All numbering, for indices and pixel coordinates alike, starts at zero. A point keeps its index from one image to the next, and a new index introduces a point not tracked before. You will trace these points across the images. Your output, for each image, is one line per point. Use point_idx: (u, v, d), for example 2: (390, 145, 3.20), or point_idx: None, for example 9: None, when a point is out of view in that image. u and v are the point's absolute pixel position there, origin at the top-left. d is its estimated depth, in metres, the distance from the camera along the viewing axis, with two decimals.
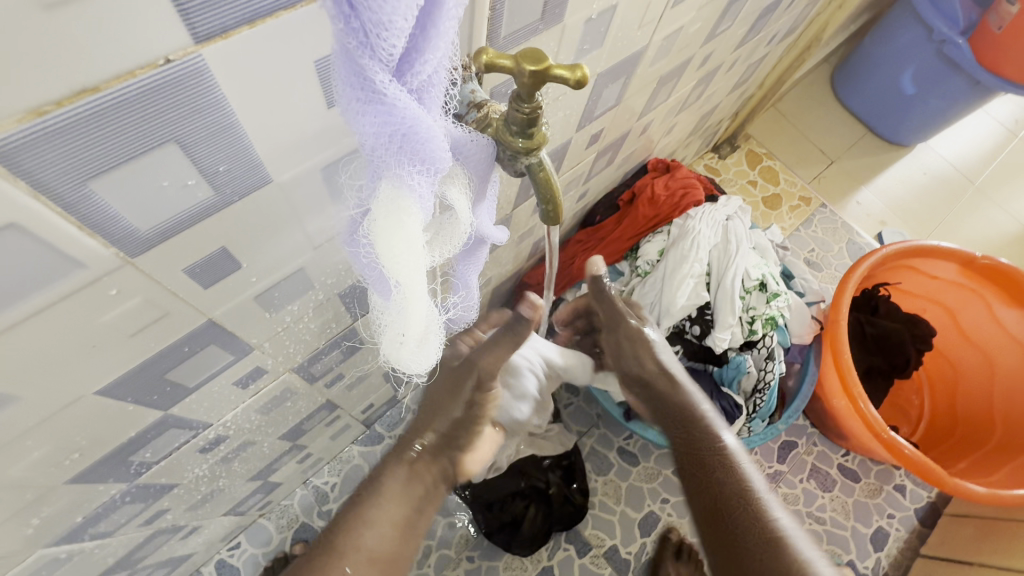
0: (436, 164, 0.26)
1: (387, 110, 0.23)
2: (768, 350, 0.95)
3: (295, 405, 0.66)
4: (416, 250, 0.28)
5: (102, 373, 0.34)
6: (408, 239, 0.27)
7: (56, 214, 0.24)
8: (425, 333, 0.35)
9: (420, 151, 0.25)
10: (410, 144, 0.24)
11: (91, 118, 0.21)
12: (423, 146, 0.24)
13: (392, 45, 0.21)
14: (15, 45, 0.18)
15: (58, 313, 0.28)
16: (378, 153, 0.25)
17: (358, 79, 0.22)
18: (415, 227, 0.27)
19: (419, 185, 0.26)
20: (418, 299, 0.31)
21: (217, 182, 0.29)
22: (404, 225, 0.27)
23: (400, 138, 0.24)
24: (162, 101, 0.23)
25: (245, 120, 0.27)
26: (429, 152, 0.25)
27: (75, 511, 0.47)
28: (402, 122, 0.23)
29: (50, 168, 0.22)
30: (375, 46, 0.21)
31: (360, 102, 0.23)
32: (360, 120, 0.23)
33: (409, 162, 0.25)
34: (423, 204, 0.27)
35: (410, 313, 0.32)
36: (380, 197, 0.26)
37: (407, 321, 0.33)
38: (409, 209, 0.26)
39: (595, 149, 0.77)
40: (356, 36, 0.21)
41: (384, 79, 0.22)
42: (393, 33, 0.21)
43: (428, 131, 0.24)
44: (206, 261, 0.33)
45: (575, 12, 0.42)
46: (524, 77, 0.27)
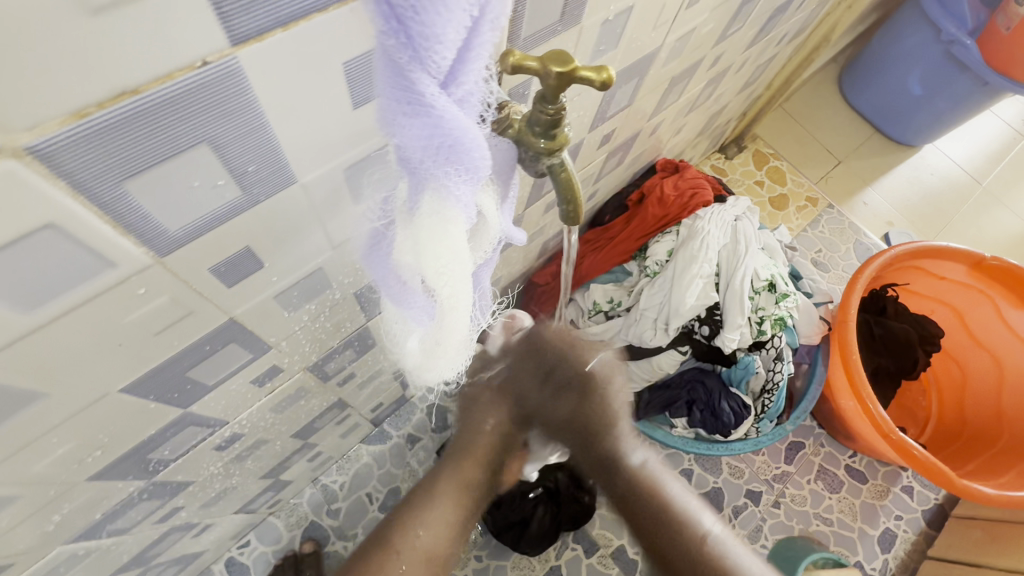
0: (479, 172, 0.26)
1: (434, 122, 0.23)
2: (776, 351, 0.97)
3: (307, 404, 0.66)
4: (460, 259, 0.29)
5: (127, 371, 0.35)
6: (453, 249, 0.28)
7: (92, 214, 0.24)
8: (464, 339, 0.37)
9: (465, 161, 0.25)
10: (456, 154, 0.25)
11: (129, 120, 0.22)
12: (468, 156, 0.25)
13: (441, 57, 0.21)
14: (57, 47, 0.18)
15: (89, 311, 0.28)
16: (424, 164, 0.25)
17: (406, 92, 0.22)
18: (459, 236, 0.28)
19: (463, 195, 0.27)
20: (462, 307, 0.32)
21: (245, 182, 0.29)
22: (448, 235, 0.27)
23: (446, 148, 0.24)
24: (197, 103, 0.23)
25: (275, 120, 0.27)
26: (474, 162, 0.25)
27: (94, 508, 0.47)
28: (449, 133, 0.24)
29: (88, 168, 0.22)
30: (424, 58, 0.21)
31: (407, 113, 0.23)
32: (406, 131, 0.23)
33: (454, 172, 0.25)
34: (466, 213, 0.28)
35: (452, 323, 0.33)
36: (425, 208, 0.27)
37: (449, 330, 0.34)
38: (453, 219, 0.27)
39: (606, 149, 0.77)
40: (406, 49, 0.21)
41: (432, 89, 0.22)
42: (442, 45, 0.21)
43: (474, 141, 0.25)
44: (230, 261, 0.33)
45: (592, 14, 0.42)
46: (550, 79, 0.28)
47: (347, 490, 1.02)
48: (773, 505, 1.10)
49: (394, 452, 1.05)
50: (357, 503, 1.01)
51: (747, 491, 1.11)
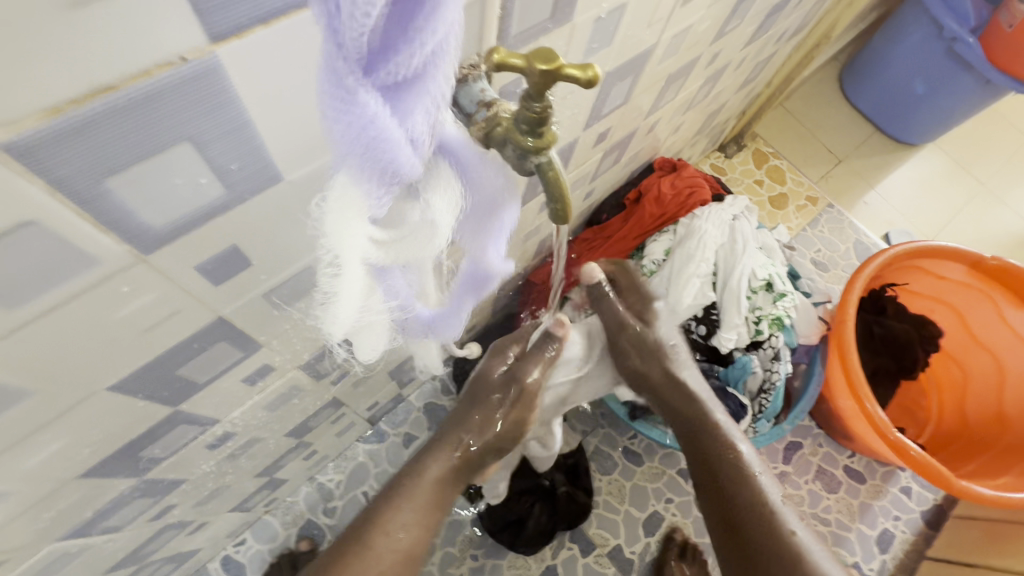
0: (398, 167, 0.26)
1: (355, 113, 0.23)
2: (774, 350, 0.96)
3: (301, 402, 0.66)
4: (354, 240, 0.29)
5: (115, 368, 0.35)
6: (348, 227, 0.28)
7: (73, 212, 0.24)
8: (360, 320, 0.36)
9: (385, 154, 0.25)
10: (378, 149, 0.24)
11: (107, 116, 0.22)
12: (383, 148, 0.24)
13: (356, 40, 0.21)
14: (26, 43, 0.18)
15: (72, 310, 0.28)
16: (347, 152, 0.25)
17: (330, 73, 0.22)
18: (360, 220, 0.28)
19: (373, 185, 0.26)
20: (351, 284, 0.31)
21: (230, 179, 0.29)
22: (348, 216, 0.28)
23: (369, 142, 0.24)
24: (176, 99, 0.23)
25: (259, 118, 0.27)
26: (390, 155, 0.25)
27: (86, 506, 0.47)
28: (370, 126, 0.23)
29: (66, 164, 0.22)
30: (342, 38, 0.21)
31: (330, 93, 0.23)
32: (333, 119, 0.23)
33: (369, 160, 0.25)
34: (375, 203, 0.28)
35: (339, 301, 0.33)
36: (336, 184, 0.27)
37: (337, 307, 0.33)
38: (354, 202, 0.27)
39: (602, 148, 0.77)
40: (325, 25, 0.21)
41: (349, 73, 0.22)
42: (356, 26, 0.20)
43: (393, 136, 0.24)
44: (217, 258, 0.33)
45: (584, 11, 0.42)
46: (535, 76, 0.27)
47: (343, 488, 1.02)
48: None
49: (390, 450, 1.05)
50: (353, 501, 1.01)
51: None
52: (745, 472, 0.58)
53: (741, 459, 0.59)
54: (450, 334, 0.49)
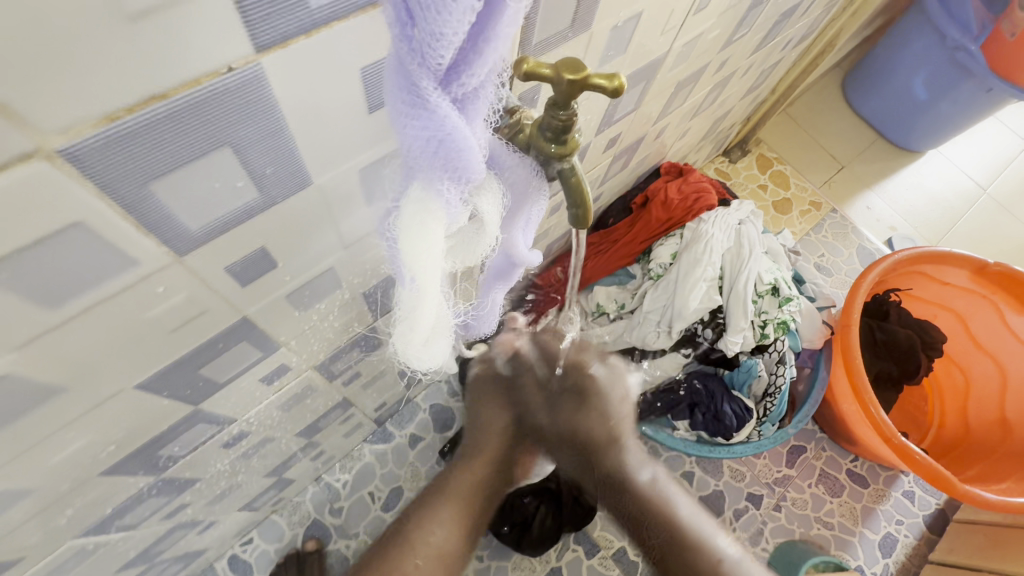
0: (469, 173, 0.26)
1: (430, 118, 0.24)
2: (779, 354, 0.97)
3: (313, 402, 0.67)
4: (437, 255, 0.29)
5: (143, 366, 0.35)
6: (432, 244, 0.29)
7: (118, 215, 0.25)
8: (432, 332, 0.36)
9: (456, 158, 0.25)
10: (448, 153, 0.25)
11: (156, 123, 0.22)
12: (459, 159, 0.25)
13: (440, 57, 0.22)
14: (87, 54, 0.19)
15: (108, 309, 0.29)
16: (418, 157, 0.26)
17: (407, 87, 0.23)
18: (439, 233, 0.29)
19: (449, 195, 0.27)
20: (431, 296, 0.32)
21: (264, 183, 0.29)
22: (428, 230, 0.28)
23: (439, 144, 0.25)
24: (221, 105, 0.24)
25: (295, 124, 0.28)
26: (464, 165, 0.26)
27: (105, 503, 0.48)
28: (443, 129, 0.24)
29: (115, 171, 0.23)
30: (423, 55, 0.22)
31: (406, 106, 0.24)
32: (406, 125, 0.24)
33: (442, 170, 0.26)
34: (448, 210, 0.28)
35: (420, 311, 0.32)
36: (410, 198, 0.28)
37: (417, 318, 0.33)
38: (434, 215, 0.28)
39: (612, 153, 0.78)
40: (406, 42, 0.22)
41: (429, 88, 0.23)
42: (442, 45, 0.21)
43: (465, 142, 0.25)
44: (245, 260, 0.34)
45: (602, 20, 0.43)
46: (562, 85, 0.28)
47: (349, 489, 1.02)
48: (774, 509, 1.11)
49: (396, 451, 1.06)
50: (359, 502, 1.02)
51: (747, 494, 1.12)
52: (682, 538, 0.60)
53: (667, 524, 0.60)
54: (481, 329, 0.52)
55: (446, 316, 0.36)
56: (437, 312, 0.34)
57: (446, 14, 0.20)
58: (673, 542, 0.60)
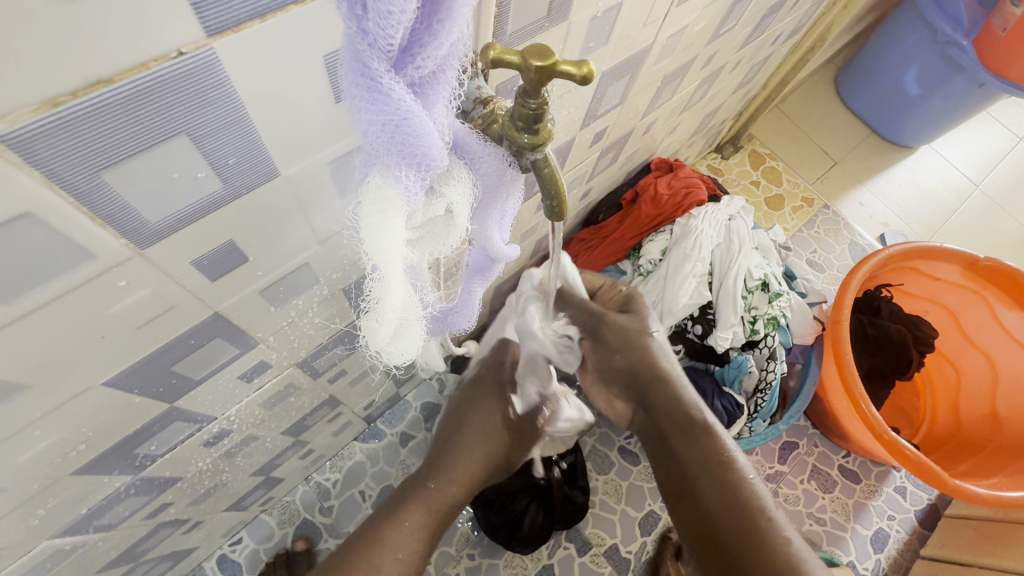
0: (429, 159, 0.26)
1: (385, 102, 0.23)
2: (769, 350, 0.95)
3: (298, 400, 0.66)
4: (398, 245, 0.28)
5: (109, 364, 0.35)
6: (392, 232, 0.28)
7: (69, 205, 0.24)
8: (403, 325, 0.35)
9: (414, 144, 0.25)
10: (406, 138, 0.25)
11: (103, 109, 0.22)
12: (416, 144, 0.25)
13: (390, 37, 0.21)
14: (16, 33, 0.18)
15: (67, 304, 0.28)
16: (376, 144, 0.25)
17: (360, 72, 0.23)
18: (400, 222, 0.28)
19: (409, 181, 0.27)
20: (397, 287, 0.31)
21: (227, 174, 0.29)
22: (388, 219, 0.27)
23: (396, 129, 0.24)
24: (173, 93, 0.23)
25: (256, 113, 0.27)
26: (423, 150, 0.25)
27: (80, 503, 0.47)
28: (399, 113, 0.24)
29: (63, 160, 0.22)
30: (373, 36, 0.21)
31: (360, 91, 0.23)
32: (361, 111, 0.24)
33: (400, 156, 0.25)
34: (410, 199, 0.27)
35: (386, 303, 0.32)
36: (369, 186, 0.27)
37: (384, 311, 0.32)
38: (394, 202, 0.27)
39: (599, 148, 0.77)
40: (356, 23, 0.21)
41: (381, 70, 0.22)
42: (391, 24, 0.21)
43: (422, 126, 0.24)
44: (214, 254, 0.33)
45: (580, 10, 0.42)
46: (530, 73, 0.28)
47: (339, 488, 1.02)
48: None
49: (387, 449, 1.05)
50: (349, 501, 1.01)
51: None
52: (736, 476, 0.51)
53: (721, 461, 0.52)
54: (460, 325, 0.51)
55: (415, 310, 0.35)
56: (404, 303, 0.33)
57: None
58: (718, 481, 0.51)
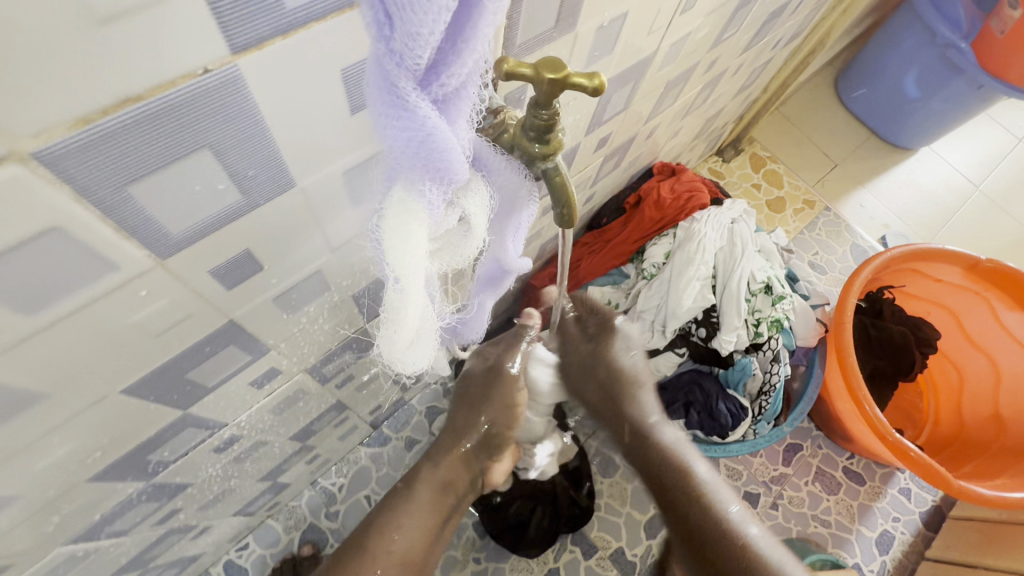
0: (451, 173, 0.26)
1: (410, 119, 0.24)
2: (773, 353, 0.96)
3: (306, 405, 0.67)
4: (421, 256, 0.29)
5: (126, 372, 0.35)
6: (415, 244, 0.29)
7: (96, 218, 0.24)
8: (420, 333, 0.36)
9: (436, 159, 0.26)
10: (429, 153, 0.25)
11: (131, 126, 0.22)
12: (439, 159, 0.26)
13: (416, 56, 0.22)
14: (53, 56, 0.19)
15: (90, 314, 0.29)
16: (400, 159, 0.26)
17: (387, 90, 0.23)
18: (422, 234, 0.29)
19: (431, 196, 0.27)
20: (417, 298, 0.31)
21: (246, 186, 0.29)
22: (411, 231, 0.28)
23: (420, 146, 0.25)
24: (197, 109, 0.24)
25: (276, 127, 0.28)
26: (445, 165, 0.26)
27: (94, 509, 0.48)
28: (423, 130, 0.24)
29: (91, 174, 0.23)
30: (401, 56, 0.22)
31: (386, 107, 0.24)
32: (386, 127, 0.24)
33: (424, 171, 0.26)
34: (432, 211, 0.28)
35: (407, 313, 0.32)
36: (392, 200, 0.28)
37: (404, 320, 0.33)
38: (416, 215, 0.28)
39: (602, 153, 0.78)
40: (384, 43, 0.22)
41: (408, 88, 0.23)
42: (418, 44, 0.21)
43: (445, 142, 0.25)
44: (230, 263, 0.34)
45: (587, 19, 0.43)
46: (543, 84, 0.28)
47: (344, 493, 1.02)
48: (771, 507, 1.11)
49: (392, 453, 1.06)
50: (355, 505, 1.02)
51: (744, 493, 1.12)
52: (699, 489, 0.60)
53: (692, 477, 0.61)
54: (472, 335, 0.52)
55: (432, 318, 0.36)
56: (422, 314, 0.34)
57: (421, 12, 0.20)
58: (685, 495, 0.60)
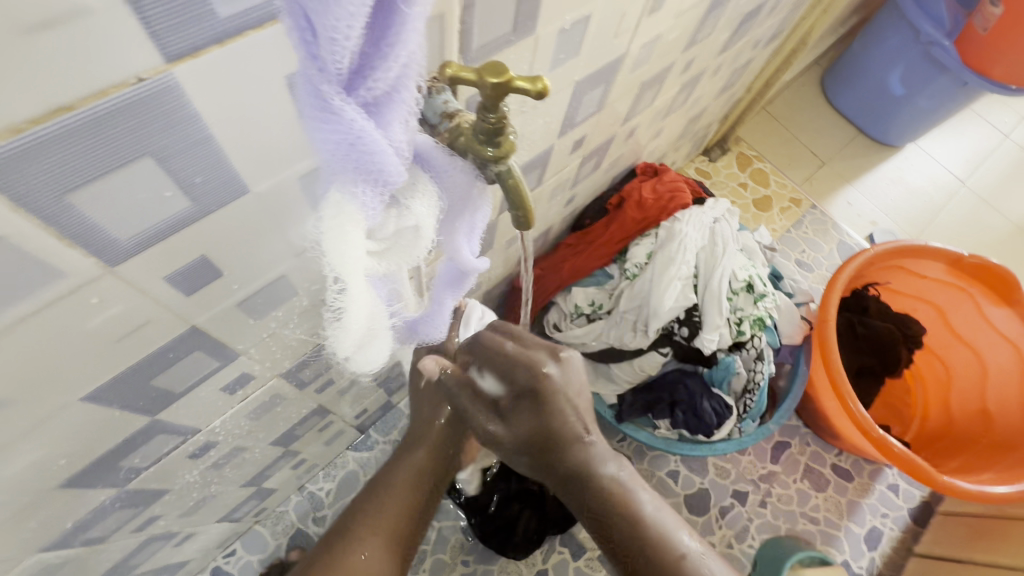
0: (385, 176, 0.27)
1: (337, 122, 0.24)
2: (757, 351, 0.97)
3: (286, 410, 0.67)
4: (356, 257, 0.29)
5: (85, 378, 0.35)
6: (351, 244, 0.29)
7: (36, 226, 0.25)
8: (367, 333, 0.35)
9: (369, 162, 0.26)
10: (361, 156, 0.25)
11: (63, 135, 0.22)
12: (371, 162, 0.26)
13: (339, 61, 0.22)
14: None
15: (40, 322, 0.29)
16: (333, 162, 0.26)
17: (313, 95, 0.24)
18: (358, 236, 0.29)
19: (366, 197, 0.28)
20: (358, 297, 0.31)
21: (195, 193, 0.30)
22: (347, 231, 0.28)
23: (351, 148, 0.25)
24: (134, 116, 0.24)
25: (220, 135, 0.28)
26: (378, 167, 0.26)
27: (66, 517, 0.48)
28: (351, 132, 0.24)
29: (27, 183, 0.23)
30: (323, 61, 0.22)
31: (315, 112, 0.24)
32: (317, 131, 0.25)
33: (357, 173, 0.26)
34: (368, 213, 0.28)
35: (349, 311, 0.32)
36: (329, 201, 0.28)
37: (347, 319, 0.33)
38: (352, 217, 0.28)
39: (580, 154, 0.78)
40: (306, 48, 0.22)
41: (333, 92, 0.23)
42: (337, 49, 0.22)
43: (376, 145, 0.25)
44: (187, 270, 0.34)
45: (547, 23, 0.43)
46: (487, 89, 0.29)
47: (332, 497, 1.02)
48: (760, 505, 1.11)
49: (380, 457, 1.06)
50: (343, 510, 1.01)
51: (733, 492, 1.12)
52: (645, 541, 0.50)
53: (639, 529, 0.50)
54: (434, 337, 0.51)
55: (380, 319, 0.36)
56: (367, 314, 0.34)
57: (336, 16, 0.21)
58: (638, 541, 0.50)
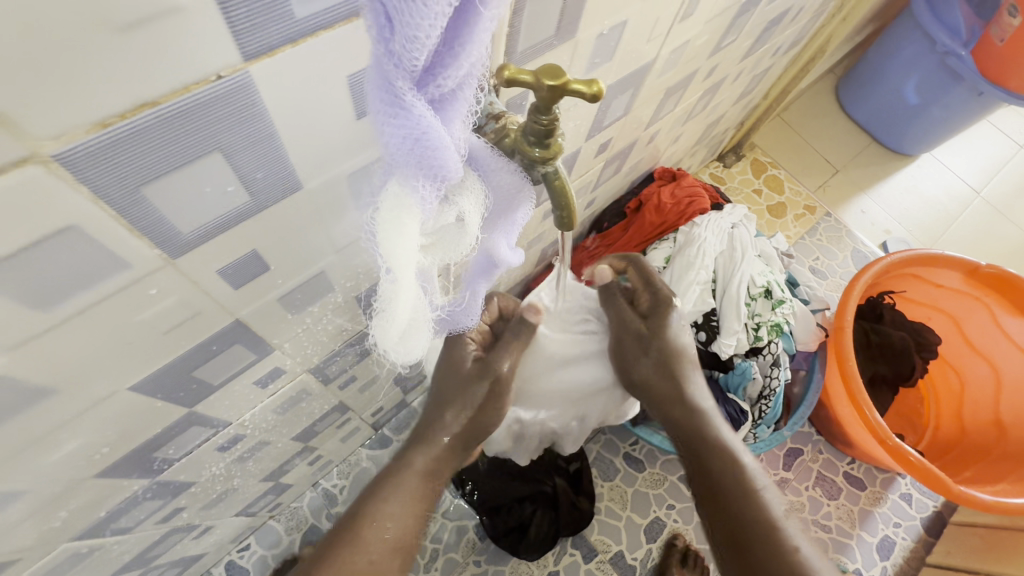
0: (443, 170, 0.27)
1: (407, 118, 0.25)
2: (773, 357, 0.97)
3: (309, 405, 0.67)
4: (410, 248, 0.30)
5: (134, 368, 0.36)
6: (406, 237, 0.29)
7: (110, 217, 0.25)
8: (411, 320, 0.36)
9: (430, 158, 0.26)
10: (424, 151, 0.26)
11: (146, 129, 0.23)
12: (433, 157, 0.26)
13: (413, 59, 0.23)
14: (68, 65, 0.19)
15: (99, 312, 0.29)
16: (396, 156, 0.26)
17: (385, 91, 0.24)
18: (413, 228, 0.29)
19: (424, 192, 0.28)
20: (407, 287, 0.32)
21: (254, 187, 0.30)
22: (402, 224, 0.29)
23: (416, 144, 0.26)
24: (209, 113, 0.25)
25: (284, 131, 0.29)
26: (438, 163, 0.27)
27: (100, 506, 0.48)
28: (419, 128, 0.25)
29: (108, 174, 0.24)
30: (399, 57, 0.23)
31: (385, 108, 0.25)
32: (385, 128, 0.25)
33: (418, 168, 0.27)
34: (425, 207, 0.29)
35: (398, 299, 0.33)
36: (387, 195, 0.28)
37: (395, 305, 0.34)
38: (409, 209, 0.28)
39: (603, 158, 0.79)
40: (384, 45, 0.23)
41: (405, 88, 0.24)
42: (415, 47, 0.22)
43: (440, 140, 0.26)
44: (238, 263, 0.35)
45: (587, 27, 0.44)
46: (543, 91, 0.29)
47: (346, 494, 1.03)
48: None
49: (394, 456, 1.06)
50: None
51: None
52: (750, 484, 0.61)
53: (744, 474, 0.62)
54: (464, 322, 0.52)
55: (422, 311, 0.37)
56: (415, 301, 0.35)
57: (419, 16, 0.21)
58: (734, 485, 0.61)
